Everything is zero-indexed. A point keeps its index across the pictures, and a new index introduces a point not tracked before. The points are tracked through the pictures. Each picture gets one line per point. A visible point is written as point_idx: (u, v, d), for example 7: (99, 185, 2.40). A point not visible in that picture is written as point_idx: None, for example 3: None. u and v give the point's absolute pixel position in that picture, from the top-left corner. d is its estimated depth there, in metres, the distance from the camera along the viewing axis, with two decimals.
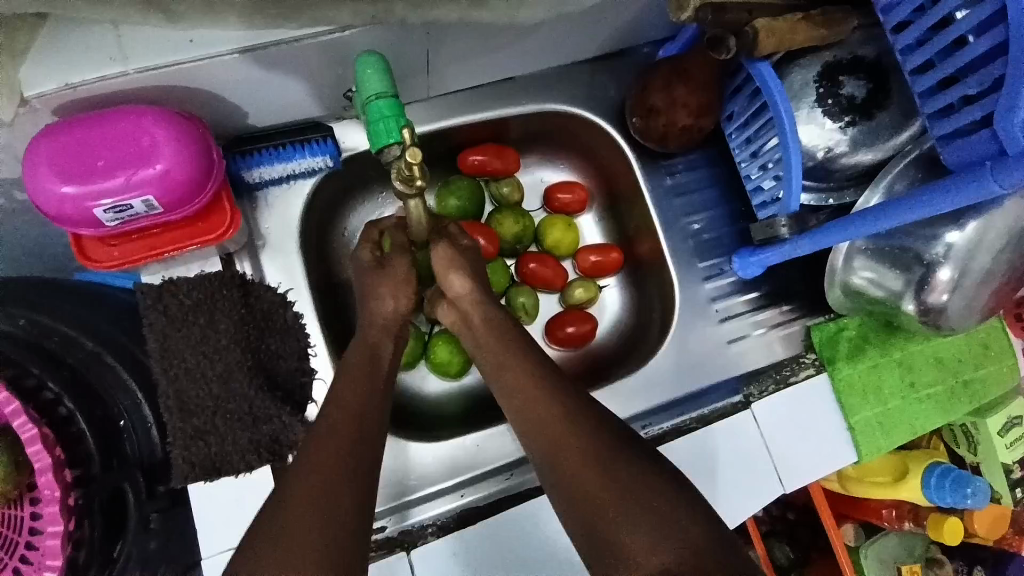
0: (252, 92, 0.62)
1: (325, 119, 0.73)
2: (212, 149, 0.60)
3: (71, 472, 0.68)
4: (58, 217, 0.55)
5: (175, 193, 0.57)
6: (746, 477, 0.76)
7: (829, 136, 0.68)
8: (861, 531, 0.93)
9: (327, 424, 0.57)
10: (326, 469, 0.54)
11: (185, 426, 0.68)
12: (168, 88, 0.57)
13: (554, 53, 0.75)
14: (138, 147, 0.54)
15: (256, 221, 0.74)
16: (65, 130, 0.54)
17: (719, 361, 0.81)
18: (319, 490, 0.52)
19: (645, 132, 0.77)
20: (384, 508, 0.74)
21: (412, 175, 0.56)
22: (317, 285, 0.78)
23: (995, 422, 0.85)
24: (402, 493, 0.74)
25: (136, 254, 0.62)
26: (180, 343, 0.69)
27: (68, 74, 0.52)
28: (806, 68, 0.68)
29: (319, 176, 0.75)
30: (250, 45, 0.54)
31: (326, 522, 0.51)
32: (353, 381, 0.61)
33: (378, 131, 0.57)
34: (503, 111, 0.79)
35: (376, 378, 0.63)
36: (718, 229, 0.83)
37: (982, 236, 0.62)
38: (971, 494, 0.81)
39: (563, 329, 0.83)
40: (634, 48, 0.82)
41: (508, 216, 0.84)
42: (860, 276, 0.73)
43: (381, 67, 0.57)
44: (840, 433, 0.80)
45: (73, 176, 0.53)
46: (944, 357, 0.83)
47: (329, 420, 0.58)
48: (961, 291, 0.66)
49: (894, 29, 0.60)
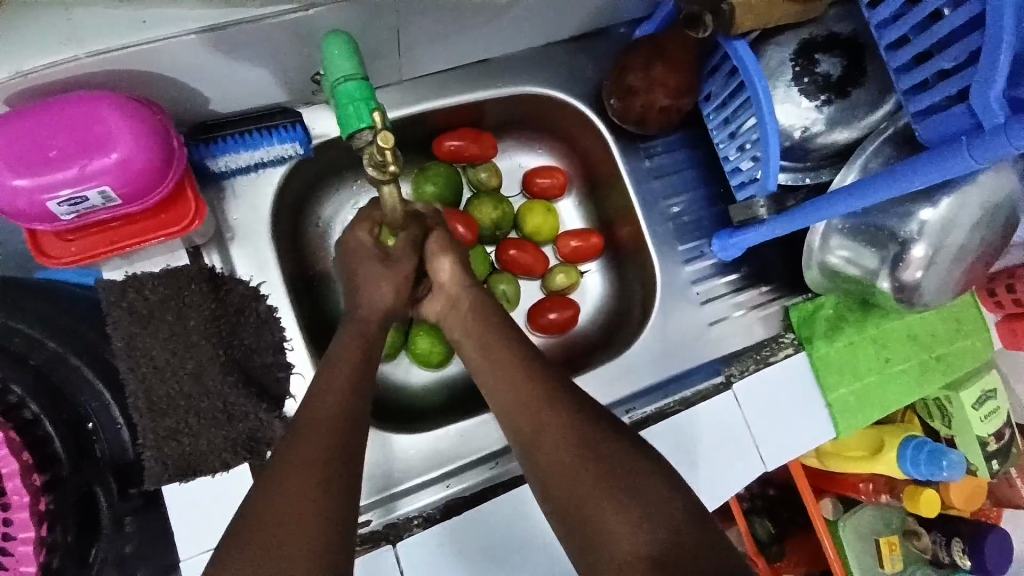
0: (212, 75, 0.59)
1: (293, 104, 0.70)
2: (172, 136, 0.57)
3: (40, 476, 0.67)
4: (10, 211, 0.52)
5: (134, 183, 0.54)
6: (727, 458, 0.77)
7: (805, 116, 0.68)
8: (839, 505, 0.95)
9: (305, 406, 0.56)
10: (294, 457, 0.51)
11: (157, 426, 0.66)
12: (122, 73, 0.54)
13: (529, 33, 0.74)
14: (91, 135, 0.52)
15: (224, 212, 0.71)
16: (11, 118, 0.50)
17: (698, 344, 0.82)
18: (293, 479, 0.50)
19: (624, 115, 0.76)
20: (371, 500, 0.73)
21: (384, 161, 0.54)
22: (290, 276, 0.75)
23: (968, 395, 0.87)
24: (386, 486, 0.73)
25: (97, 249, 0.59)
26: (148, 341, 0.66)
27: (17, 60, 0.49)
28: (783, 45, 0.68)
29: (290, 164, 0.73)
30: (211, 26, 0.52)
31: (298, 508, 0.49)
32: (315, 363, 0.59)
33: (347, 115, 0.55)
34: (478, 94, 0.77)
35: (367, 372, 0.60)
36: (697, 211, 0.83)
37: (954, 212, 0.63)
38: (946, 466, 0.83)
39: (544, 316, 0.82)
40: (611, 28, 0.81)
41: (486, 202, 0.82)
42: (836, 255, 0.73)
43: (345, 48, 0.55)
44: (819, 409, 0.81)
45: (22, 167, 0.50)
46: (918, 333, 0.85)
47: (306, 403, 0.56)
48: (935, 267, 0.67)
49: (870, 4, 0.59)
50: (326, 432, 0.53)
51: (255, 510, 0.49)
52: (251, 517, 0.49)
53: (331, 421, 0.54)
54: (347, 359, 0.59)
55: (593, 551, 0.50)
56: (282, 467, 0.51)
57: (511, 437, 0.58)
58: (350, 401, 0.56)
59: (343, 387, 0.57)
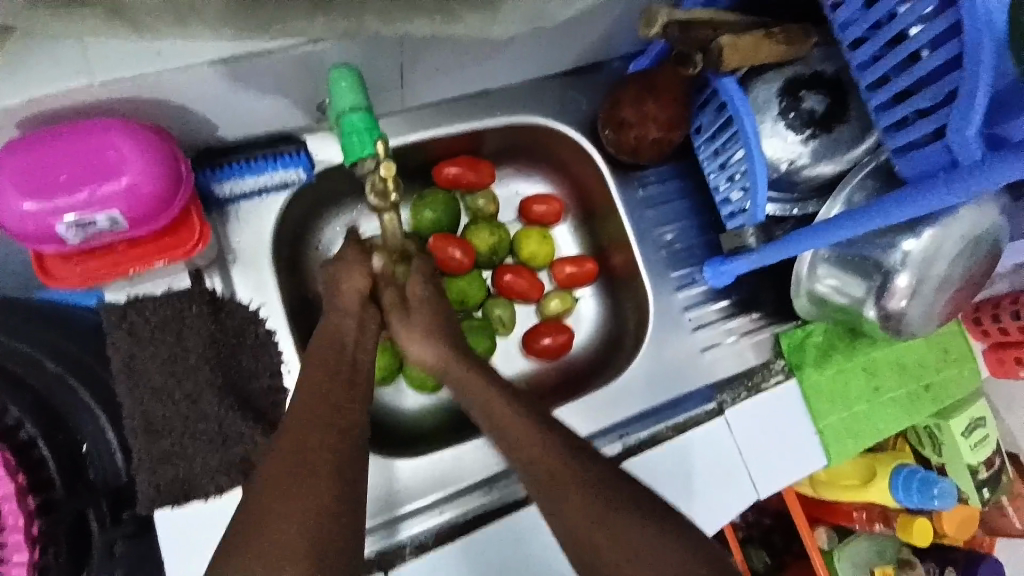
0: (218, 102, 0.61)
1: (297, 132, 0.73)
2: (180, 162, 0.59)
3: (34, 499, 0.66)
4: (20, 233, 0.54)
5: (142, 207, 0.56)
6: (722, 486, 0.78)
7: (792, 149, 0.71)
8: (834, 534, 0.94)
9: (301, 419, 0.55)
10: (287, 470, 0.52)
11: (151, 448, 0.66)
12: (133, 101, 0.56)
13: (526, 67, 0.76)
14: (102, 161, 0.53)
15: (226, 235, 0.72)
16: (24, 144, 0.52)
17: (691, 370, 0.83)
18: (301, 489, 0.51)
19: (618, 145, 0.79)
20: (376, 522, 0.72)
21: (385, 190, 0.57)
22: (290, 299, 0.76)
23: (958, 423, 0.88)
24: (391, 507, 0.73)
25: (100, 271, 0.60)
26: (147, 362, 0.67)
27: (32, 88, 0.50)
28: (769, 83, 0.71)
29: (292, 190, 0.74)
30: (223, 58, 0.54)
31: (302, 522, 0.49)
32: (304, 379, 0.59)
33: (352, 145, 0.57)
34: (476, 124, 0.80)
35: (335, 382, 0.58)
36: (690, 240, 0.85)
37: (936, 244, 0.65)
38: (937, 495, 0.84)
39: (539, 340, 0.83)
40: (605, 63, 0.84)
41: (482, 228, 0.84)
42: (824, 283, 0.76)
43: (355, 81, 0.57)
44: (811, 437, 0.82)
45: (33, 191, 0.52)
46: (906, 361, 0.86)
47: (299, 417, 0.55)
48: (920, 296, 0.68)
49: (851, 45, 0.61)
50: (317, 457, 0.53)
51: (250, 523, 0.49)
52: (248, 539, 0.48)
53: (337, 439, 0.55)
54: (342, 369, 0.60)
55: (598, 559, 0.53)
56: (279, 486, 0.51)
57: (517, 456, 0.59)
58: (336, 415, 0.56)
59: (328, 400, 0.57)
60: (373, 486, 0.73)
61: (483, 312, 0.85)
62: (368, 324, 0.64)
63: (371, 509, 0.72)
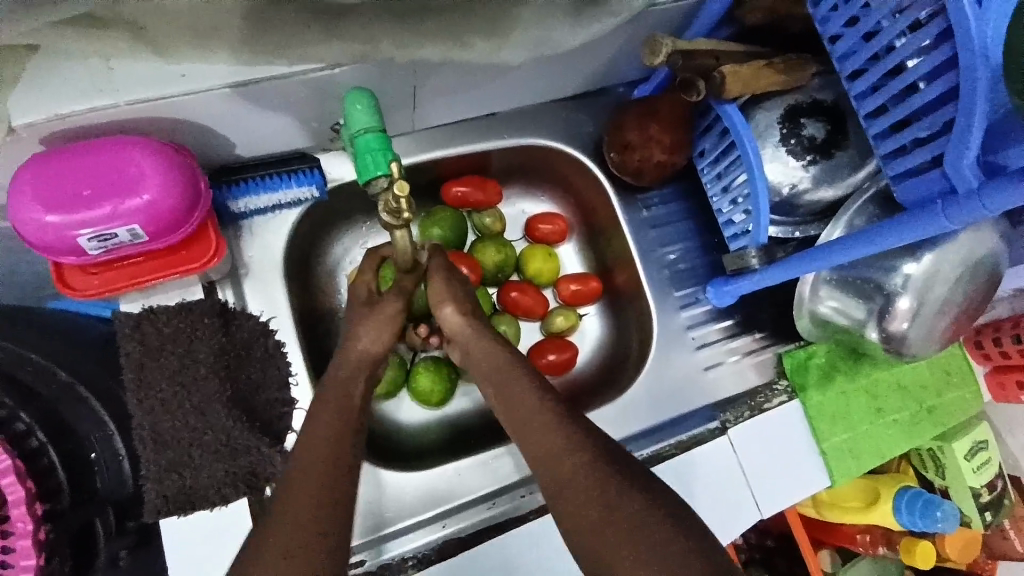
0: (237, 122, 0.63)
1: (311, 150, 0.75)
2: (199, 179, 0.60)
3: (42, 506, 0.67)
4: (42, 246, 0.55)
5: (160, 222, 0.57)
6: (725, 507, 0.78)
7: (793, 174, 0.72)
8: (837, 556, 0.95)
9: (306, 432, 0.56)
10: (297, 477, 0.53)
11: (159, 458, 0.66)
12: (158, 120, 0.58)
13: (533, 90, 0.78)
14: (125, 176, 0.55)
15: (239, 249, 0.74)
16: (49, 159, 0.54)
17: (694, 388, 0.83)
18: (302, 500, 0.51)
19: (622, 167, 0.80)
20: (362, 541, 0.72)
21: (399, 208, 0.57)
22: (299, 314, 0.78)
23: (960, 446, 0.88)
24: (378, 525, 0.73)
25: (117, 283, 0.62)
26: (157, 373, 0.67)
27: (58, 104, 0.52)
28: (770, 110, 0.73)
29: (305, 206, 0.76)
30: (239, 81, 0.56)
31: (304, 532, 0.50)
32: (320, 396, 0.59)
33: (366, 164, 0.58)
34: (484, 145, 0.81)
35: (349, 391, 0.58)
36: (693, 260, 0.86)
37: (936, 267, 0.66)
38: (941, 517, 0.84)
39: (542, 357, 0.84)
40: (610, 88, 0.86)
41: (489, 245, 0.85)
42: (826, 305, 0.77)
43: (370, 103, 0.59)
44: (813, 458, 0.82)
45: (58, 205, 0.53)
46: (908, 384, 0.87)
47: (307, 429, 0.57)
48: (920, 319, 0.69)
49: (849, 76, 0.63)
50: (312, 468, 0.53)
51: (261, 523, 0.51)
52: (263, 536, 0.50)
53: (341, 441, 0.56)
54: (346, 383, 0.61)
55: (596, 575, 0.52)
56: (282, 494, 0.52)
57: None
58: (342, 435, 0.57)
59: (329, 417, 0.57)
60: (364, 503, 0.73)
61: (488, 328, 0.84)
62: (374, 343, 0.64)
63: (358, 529, 0.72)
